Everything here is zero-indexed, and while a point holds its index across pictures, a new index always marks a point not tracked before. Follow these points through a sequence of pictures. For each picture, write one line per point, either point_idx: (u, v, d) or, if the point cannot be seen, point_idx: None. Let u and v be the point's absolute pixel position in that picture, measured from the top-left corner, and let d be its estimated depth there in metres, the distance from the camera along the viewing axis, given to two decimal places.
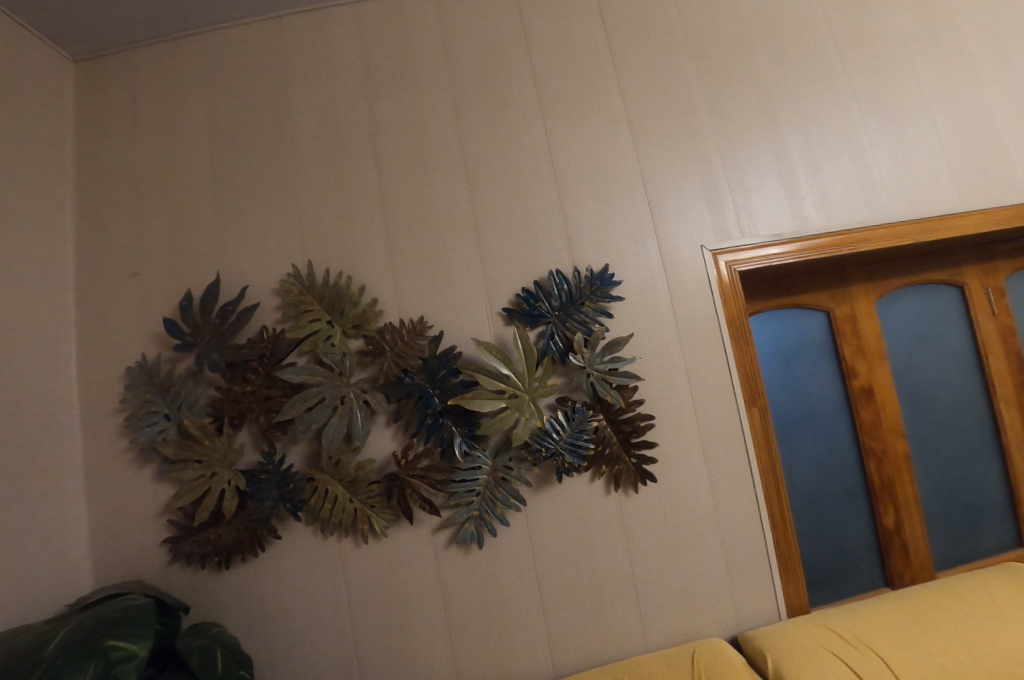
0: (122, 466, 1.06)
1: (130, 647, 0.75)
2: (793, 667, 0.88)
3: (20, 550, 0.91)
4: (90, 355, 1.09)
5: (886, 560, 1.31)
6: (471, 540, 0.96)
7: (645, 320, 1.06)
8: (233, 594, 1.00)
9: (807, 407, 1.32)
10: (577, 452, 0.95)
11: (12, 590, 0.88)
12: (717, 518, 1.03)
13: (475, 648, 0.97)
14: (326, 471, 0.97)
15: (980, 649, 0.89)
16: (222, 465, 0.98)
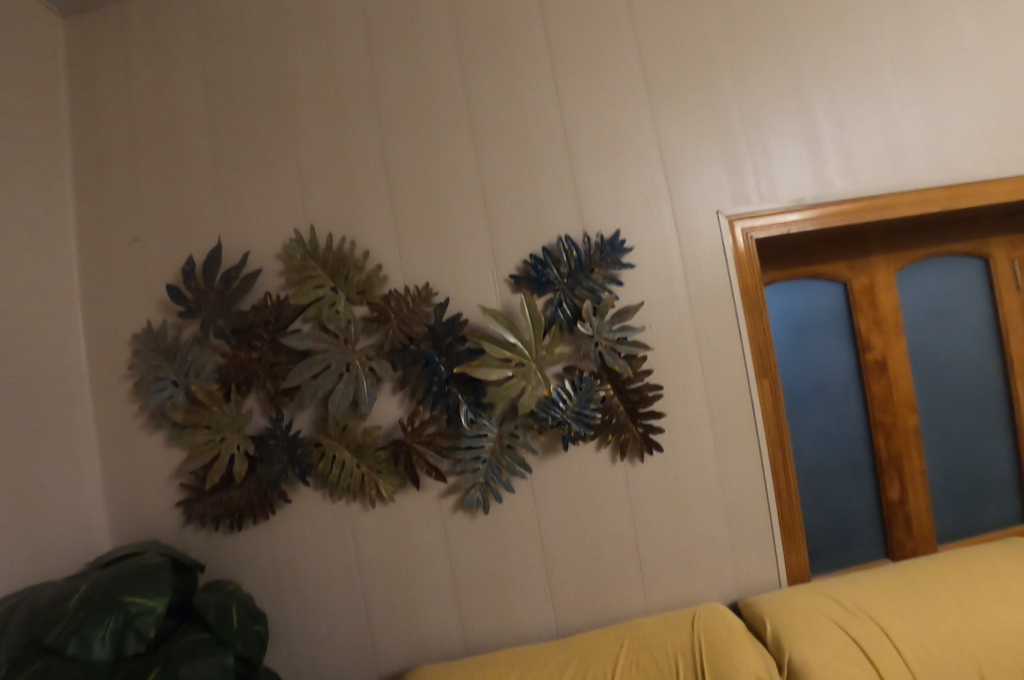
0: (135, 430, 1.07)
1: (146, 603, 0.77)
2: (791, 633, 0.90)
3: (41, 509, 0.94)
4: (96, 321, 1.08)
5: (889, 530, 1.32)
6: (477, 505, 0.97)
7: (656, 288, 1.03)
8: (246, 555, 1.02)
9: (818, 380, 1.30)
10: (584, 420, 0.94)
11: (35, 548, 0.91)
12: (723, 488, 1.03)
13: (480, 607, 1.00)
14: (333, 436, 0.97)
15: (979, 621, 0.90)
16: (231, 430, 0.99)
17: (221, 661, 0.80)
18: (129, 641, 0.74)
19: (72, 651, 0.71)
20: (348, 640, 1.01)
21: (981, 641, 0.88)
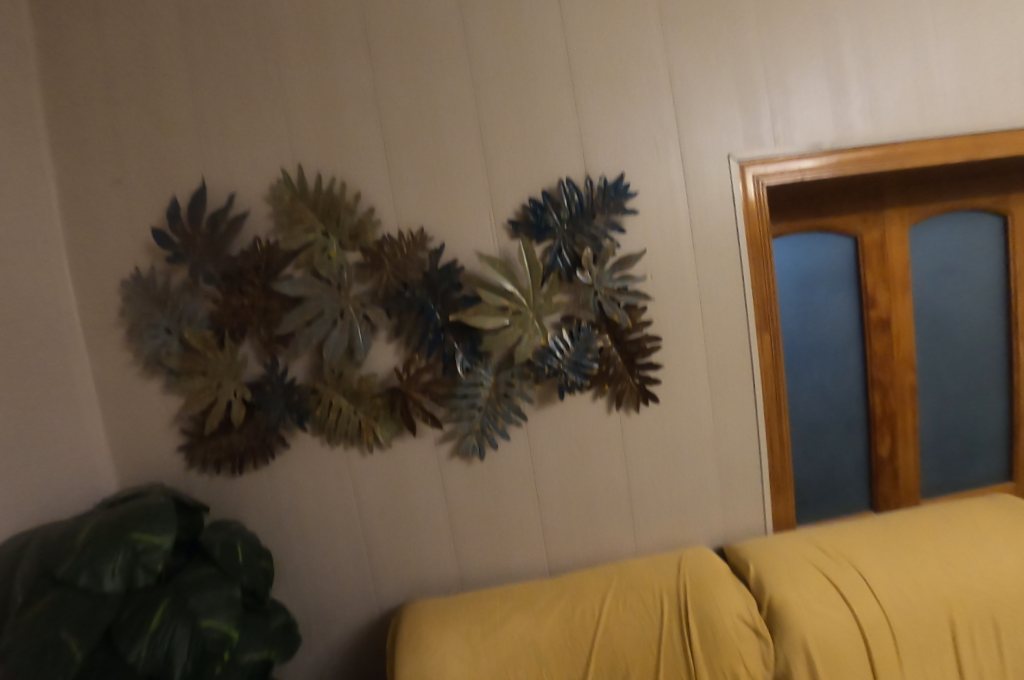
0: (133, 377, 1.07)
1: (153, 540, 0.80)
2: (775, 576, 0.93)
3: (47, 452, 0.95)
4: (82, 264, 1.04)
5: (876, 483, 1.35)
6: (473, 451, 0.98)
7: (659, 237, 0.99)
8: (249, 497, 1.05)
9: (820, 336, 1.28)
10: (581, 370, 0.93)
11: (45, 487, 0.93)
12: (717, 440, 1.04)
13: (476, 547, 1.04)
14: (329, 383, 0.97)
15: (958, 569, 0.93)
16: (228, 377, 0.99)
17: (229, 592, 0.83)
18: (139, 573, 0.77)
19: (83, 583, 0.74)
20: (351, 574, 1.06)
21: (957, 585, 0.91)
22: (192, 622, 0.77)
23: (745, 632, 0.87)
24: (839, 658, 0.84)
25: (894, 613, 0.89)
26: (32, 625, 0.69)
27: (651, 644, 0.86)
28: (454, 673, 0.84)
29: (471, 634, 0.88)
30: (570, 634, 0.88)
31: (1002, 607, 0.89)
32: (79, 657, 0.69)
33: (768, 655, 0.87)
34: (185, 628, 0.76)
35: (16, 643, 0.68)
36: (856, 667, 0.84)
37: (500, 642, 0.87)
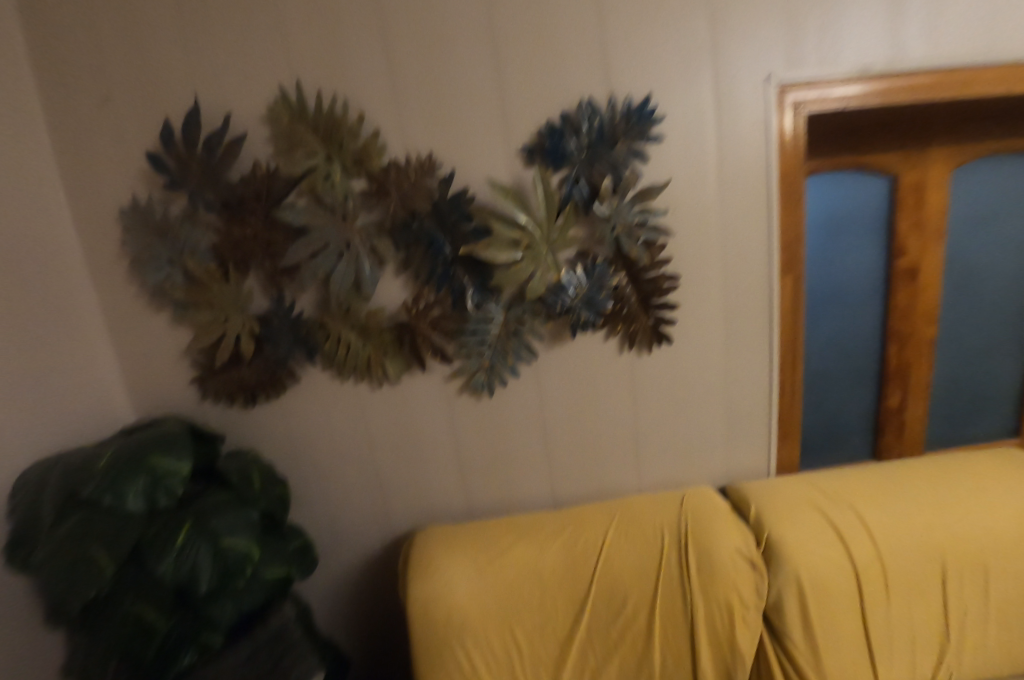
0: (140, 309, 1.06)
1: (172, 465, 0.82)
2: (775, 516, 0.95)
3: (65, 383, 0.96)
4: (76, 189, 1.00)
5: (881, 433, 1.35)
6: (482, 388, 0.98)
7: (684, 169, 0.93)
8: (261, 429, 1.07)
9: (843, 283, 1.23)
10: (594, 308, 0.91)
11: (66, 416, 0.95)
12: (728, 384, 1.03)
13: (483, 481, 1.07)
14: (337, 317, 0.95)
15: (959, 521, 0.94)
16: (235, 310, 0.97)
17: (247, 516, 0.86)
18: (159, 497, 0.80)
19: (109, 502, 0.76)
20: (362, 502, 1.10)
21: (953, 529, 0.93)
22: (215, 541, 0.80)
23: (743, 566, 0.89)
24: (828, 590, 0.88)
25: (888, 554, 0.91)
26: (63, 543, 0.73)
27: (649, 573, 0.90)
28: (462, 592, 0.89)
29: (478, 558, 0.93)
30: (572, 562, 0.92)
31: (992, 555, 0.91)
32: (109, 571, 0.73)
33: (763, 587, 0.89)
34: (208, 548, 0.80)
35: (52, 558, 0.72)
36: (844, 599, 0.88)
37: (505, 566, 0.91)
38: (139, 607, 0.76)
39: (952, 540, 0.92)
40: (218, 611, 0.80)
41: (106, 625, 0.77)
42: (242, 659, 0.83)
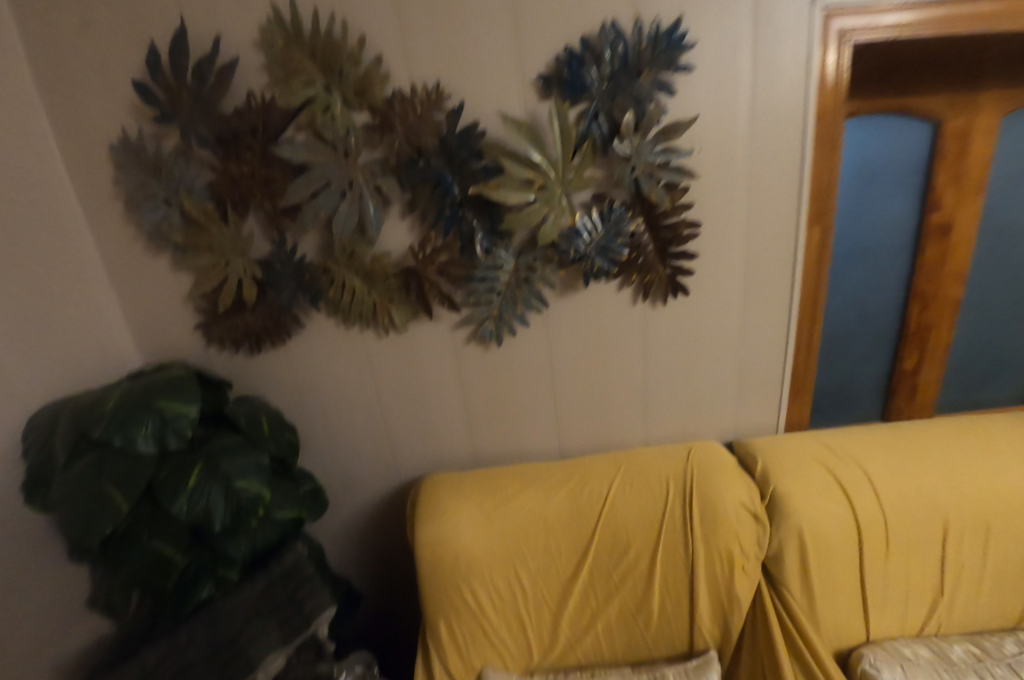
0: (139, 253, 1.02)
1: (180, 409, 0.82)
2: (781, 472, 0.95)
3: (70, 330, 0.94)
4: (61, 121, 0.93)
5: (892, 396, 1.32)
6: (490, 338, 0.95)
7: (713, 107, 0.84)
8: (269, 376, 1.06)
9: (871, 238, 1.17)
10: (609, 256, 0.86)
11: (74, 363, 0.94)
12: (743, 340, 1.00)
13: (490, 431, 1.08)
14: (341, 262, 0.92)
15: (968, 485, 0.92)
16: (236, 254, 0.94)
17: (258, 459, 0.87)
18: (170, 437, 0.80)
19: (119, 443, 0.76)
20: (371, 449, 1.12)
21: (961, 490, 0.92)
22: (226, 483, 0.81)
23: (745, 518, 0.91)
24: (830, 544, 0.89)
25: (892, 513, 0.91)
26: (79, 480, 0.75)
27: (652, 522, 0.91)
28: (468, 535, 0.91)
29: (485, 503, 0.95)
30: (577, 509, 0.93)
31: (996, 517, 0.91)
32: (124, 507, 0.75)
33: (764, 540, 0.90)
34: (220, 488, 0.81)
35: (69, 495, 0.75)
36: (845, 552, 0.89)
37: (511, 511, 0.93)
38: (156, 543, 0.79)
39: (959, 501, 0.91)
40: (232, 548, 0.83)
41: (126, 559, 0.79)
42: (260, 592, 0.87)
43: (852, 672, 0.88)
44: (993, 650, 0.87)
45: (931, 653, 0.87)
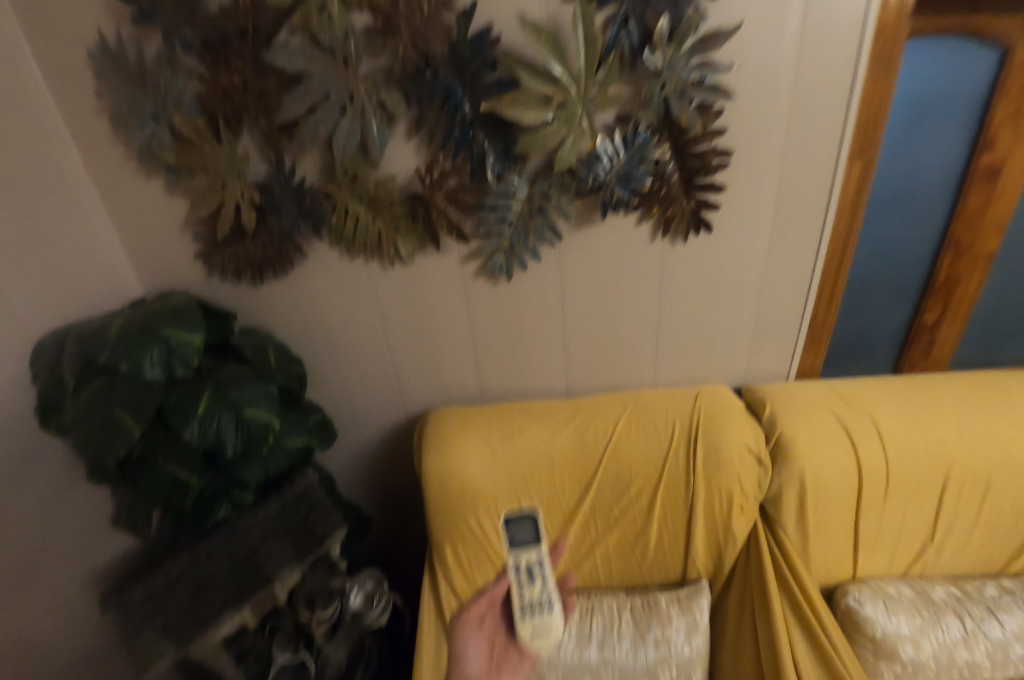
0: (129, 174, 0.94)
1: (185, 337, 0.80)
2: (788, 416, 0.95)
3: (65, 256, 0.90)
4: (26, 16, 0.81)
5: (907, 351, 1.26)
6: (500, 270, 0.92)
7: (758, 15, 0.72)
8: (274, 308, 1.04)
9: (906, 182, 1.03)
10: (629, 185, 0.80)
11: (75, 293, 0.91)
12: (764, 284, 0.96)
13: (498, 368, 1.08)
14: (343, 187, 0.86)
15: (982, 440, 0.90)
16: (232, 175, 0.88)
17: (265, 389, 0.87)
18: (177, 365, 0.78)
19: (126, 370, 0.75)
20: (377, 382, 1.12)
21: (971, 445, 0.90)
22: (236, 411, 0.81)
23: (749, 461, 0.91)
24: (830, 489, 0.89)
25: (897, 463, 0.90)
26: (88, 406, 0.75)
27: (656, 461, 0.93)
28: (474, 466, 0.93)
29: (491, 438, 0.96)
30: (582, 446, 0.94)
31: (1002, 472, 0.89)
32: (138, 430, 0.75)
33: (764, 481, 0.91)
34: (230, 415, 0.81)
35: (83, 418, 0.75)
36: (844, 497, 0.90)
37: (517, 446, 0.94)
38: (170, 466, 0.79)
39: (970, 457, 0.90)
40: (247, 472, 0.84)
41: (143, 482, 0.79)
42: (275, 513, 0.91)
43: (835, 606, 0.92)
44: (974, 592, 0.91)
45: (913, 592, 0.91)
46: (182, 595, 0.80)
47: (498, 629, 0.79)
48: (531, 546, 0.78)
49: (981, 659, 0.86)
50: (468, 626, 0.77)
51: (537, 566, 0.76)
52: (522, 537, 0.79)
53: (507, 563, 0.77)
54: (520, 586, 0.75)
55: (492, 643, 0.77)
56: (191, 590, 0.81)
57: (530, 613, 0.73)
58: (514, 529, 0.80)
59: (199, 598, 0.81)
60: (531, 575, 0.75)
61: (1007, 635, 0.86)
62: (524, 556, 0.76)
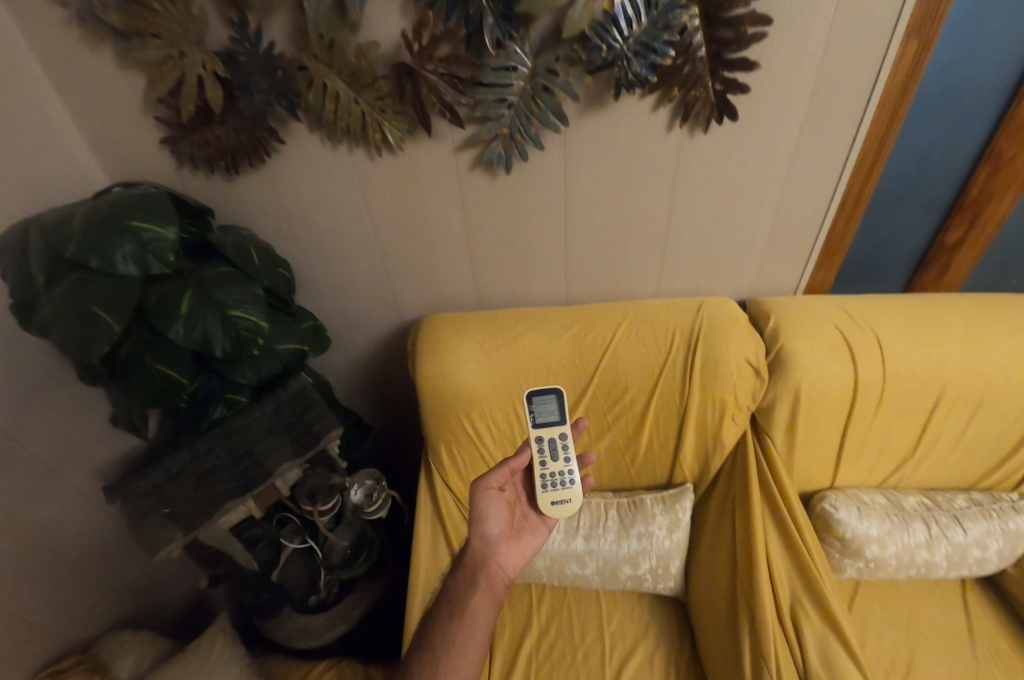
0: (73, 43, 0.79)
1: (158, 231, 0.73)
2: (791, 329, 0.92)
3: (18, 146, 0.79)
4: None
5: (915, 278, 1.07)
6: (499, 162, 0.84)
7: None
8: (254, 204, 0.97)
9: (951, 72, 0.79)
10: (648, 58, 0.70)
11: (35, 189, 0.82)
12: (785, 188, 0.89)
13: (495, 274, 1.04)
14: (319, 57, 0.75)
15: (991, 362, 0.87)
16: (189, 40, 0.76)
17: (251, 291, 0.82)
18: (152, 262, 0.72)
19: (98, 265, 0.69)
20: (370, 287, 1.08)
21: (971, 364, 0.88)
22: (221, 311, 0.77)
23: (745, 371, 0.90)
24: (823, 402, 0.89)
25: (894, 380, 0.89)
26: (65, 303, 0.69)
27: (653, 371, 0.92)
28: (468, 372, 0.92)
29: (486, 345, 0.94)
30: (578, 353, 0.93)
31: (999, 391, 0.88)
32: (119, 328, 0.70)
33: (758, 392, 0.92)
34: (216, 316, 0.77)
35: (56, 315, 0.69)
36: (834, 410, 0.90)
37: (512, 353, 0.93)
38: (157, 364, 0.77)
39: (972, 376, 0.88)
40: (240, 375, 0.84)
41: (132, 381, 0.77)
42: (270, 413, 0.91)
43: (810, 510, 0.96)
44: (944, 504, 0.95)
45: (887, 501, 0.95)
46: (185, 484, 0.83)
47: (518, 499, 0.77)
48: (554, 424, 0.78)
49: (939, 560, 0.92)
50: (493, 490, 0.73)
51: (560, 442, 0.76)
52: (547, 415, 0.79)
53: (530, 438, 0.77)
54: (542, 459, 0.75)
55: (513, 508, 0.76)
56: (193, 480, 0.83)
57: (551, 482, 0.73)
58: (540, 404, 0.80)
59: (202, 489, 0.82)
60: (554, 451, 0.75)
61: (969, 540, 0.91)
62: (548, 432, 0.77)
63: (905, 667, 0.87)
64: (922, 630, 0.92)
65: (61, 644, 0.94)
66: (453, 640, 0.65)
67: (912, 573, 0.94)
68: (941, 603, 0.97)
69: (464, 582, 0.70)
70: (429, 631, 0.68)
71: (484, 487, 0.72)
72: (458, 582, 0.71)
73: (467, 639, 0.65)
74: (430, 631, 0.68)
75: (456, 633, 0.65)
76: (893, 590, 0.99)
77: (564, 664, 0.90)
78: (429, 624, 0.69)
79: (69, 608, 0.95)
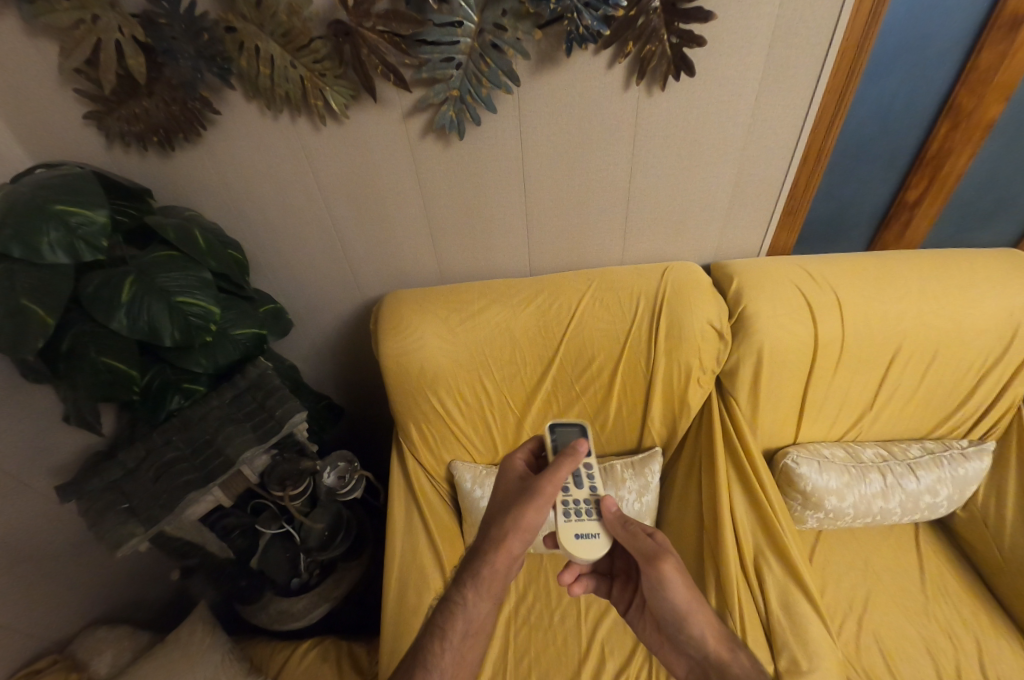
0: None
1: (89, 214, 0.67)
2: (752, 290, 0.92)
3: None
4: None
5: (879, 235, 1.07)
6: (451, 128, 0.80)
7: None
8: (196, 183, 0.91)
9: (911, 20, 0.77)
10: (600, 9, 0.67)
11: None
12: (745, 146, 0.87)
13: (457, 245, 1.01)
14: (248, 14, 0.70)
15: (941, 316, 0.90)
16: (101, 1, 0.68)
17: (199, 275, 0.77)
18: (83, 249, 0.66)
19: (22, 255, 0.63)
20: (328, 265, 1.04)
21: (926, 318, 0.90)
22: (167, 299, 0.72)
23: (710, 335, 0.91)
24: (784, 361, 0.91)
25: (852, 335, 0.90)
26: None
27: (619, 338, 0.92)
28: (433, 348, 0.91)
29: (449, 320, 0.92)
30: (544, 324, 0.92)
31: (950, 343, 0.91)
32: (54, 321, 0.65)
33: (723, 354, 0.93)
34: (161, 304, 0.72)
35: None
36: (794, 368, 0.92)
37: (476, 327, 0.92)
38: (105, 358, 0.72)
39: (924, 329, 0.90)
40: (193, 364, 0.80)
41: (77, 376, 0.73)
42: (229, 401, 0.87)
43: (773, 466, 0.99)
44: (899, 453, 0.99)
45: (846, 454, 0.98)
46: (146, 479, 0.80)
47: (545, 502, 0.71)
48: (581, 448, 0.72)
49: (893, 506, 0.97)
50: (554, 483, 0.65)
51: (584, 470, 0.71)
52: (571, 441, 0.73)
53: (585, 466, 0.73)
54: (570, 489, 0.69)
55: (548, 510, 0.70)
56: (153, 474, 0.80)
57: (573, 511, 0.67)
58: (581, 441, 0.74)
59: (162, 481, 0.79)
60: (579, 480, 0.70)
61: (921, 487, 0.96)
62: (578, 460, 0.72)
63: (861, 607, 0.93)
64: (877, 572, 0.98)
65: (34, 646, 0.94)
66: (463, 656, 0.62)
67: (867, 520, 0.99)
68: (897, 547, 1.02)
69: (483, 595, 0.65)
70: (433, 646, 0.62)
71: (546, 486, 0.65)
72: (476, 588, 0.65)
73: (469, 649, 0.63)
74: (436, 642, 0.62)
75: (466, 647, 0.63)
76: (851, 537, 1.04)
77: (542, 627, 0.93)
78: (434, 641, 0.62)
79: (37, 610, 0.95)
